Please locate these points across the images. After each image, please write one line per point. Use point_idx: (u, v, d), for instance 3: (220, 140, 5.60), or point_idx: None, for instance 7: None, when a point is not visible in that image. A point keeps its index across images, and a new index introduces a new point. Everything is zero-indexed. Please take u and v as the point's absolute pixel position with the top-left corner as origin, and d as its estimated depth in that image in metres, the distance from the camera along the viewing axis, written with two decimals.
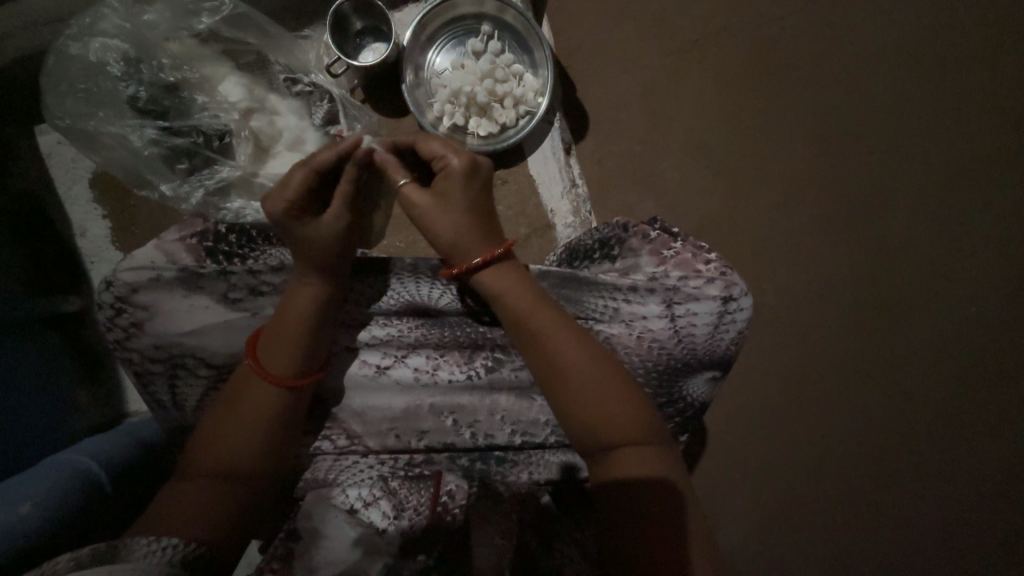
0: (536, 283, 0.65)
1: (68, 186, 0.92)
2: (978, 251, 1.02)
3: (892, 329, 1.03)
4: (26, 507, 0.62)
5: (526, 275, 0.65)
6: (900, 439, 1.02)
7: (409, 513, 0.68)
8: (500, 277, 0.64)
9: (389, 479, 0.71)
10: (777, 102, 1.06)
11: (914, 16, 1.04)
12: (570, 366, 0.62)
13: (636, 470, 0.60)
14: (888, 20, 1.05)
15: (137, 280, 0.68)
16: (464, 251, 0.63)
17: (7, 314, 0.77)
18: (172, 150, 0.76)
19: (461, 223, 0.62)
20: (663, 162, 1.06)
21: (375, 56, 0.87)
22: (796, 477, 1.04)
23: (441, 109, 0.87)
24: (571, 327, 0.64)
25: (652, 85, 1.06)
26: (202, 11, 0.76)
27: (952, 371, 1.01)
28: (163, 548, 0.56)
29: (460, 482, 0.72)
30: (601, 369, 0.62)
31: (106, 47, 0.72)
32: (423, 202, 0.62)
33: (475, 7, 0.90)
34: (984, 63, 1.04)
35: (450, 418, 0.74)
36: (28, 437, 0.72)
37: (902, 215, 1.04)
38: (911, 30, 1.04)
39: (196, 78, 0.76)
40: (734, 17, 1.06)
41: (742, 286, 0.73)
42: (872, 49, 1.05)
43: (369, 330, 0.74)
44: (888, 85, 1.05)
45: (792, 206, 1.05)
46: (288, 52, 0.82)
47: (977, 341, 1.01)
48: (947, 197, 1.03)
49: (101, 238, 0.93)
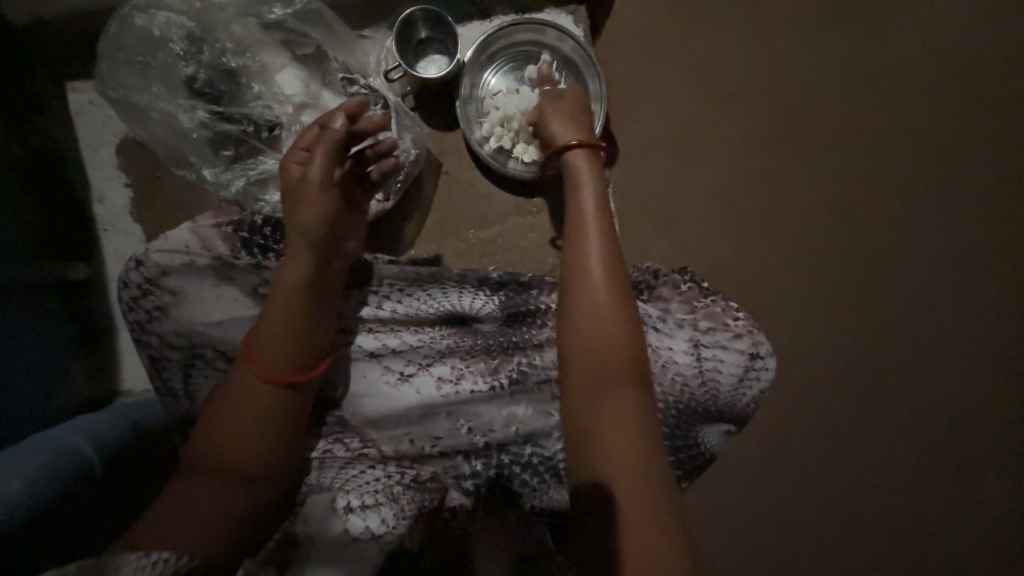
0: (600, 191, 0.71)
1: (92, 150, 0.88)
2: (987, 336, 1.03)
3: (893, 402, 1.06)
4: (15, 485, 0.58)
5: (598, 177, 0.73)
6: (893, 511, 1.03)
7: (408, 521, 0.67)
8: (581, 166, 0.73)
9: (395, 486, 0.70)
10: (812, 165, 1.08)
11: (949, 101, 1.08)
12: (583, 226, 0.68)
13: (603, 389, 0.60)
14: (926, 101, 1.08)
15: (169, 263, 0.67)
16: (562, 137, 0.76)
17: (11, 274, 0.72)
18: (220, 136, 0.73)
19: (571, 120, 0.77)
20: (693, 209, 1.08)
21: (437, 69, 0.87)
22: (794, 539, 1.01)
23: (491, 130, 0.88)
24: (599, 206, 0.70)
25: (692, 135, 1.08)
26: (275, 1, 0.74)
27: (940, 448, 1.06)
28: (154, 562, 0.54)
29: (464, 500, 0.73)
30: (603, 241, 0.68)
31: (169, 23, 0.70)
32: (549, 102, 0.80)
33: (536, 35, 0.90)
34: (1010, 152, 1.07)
35: (465, 425, 0.74)
36: (17, 405, 0.68)
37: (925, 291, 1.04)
38: (944, 114, 1.08)
39: (256, 66, 0.74)
40: (780, 80, 1.09)
41: (768, 346, 0.75)
42: (908, 126, 1.08)
43: (399, 335, 0.76)
44: (918, 163, 1.07)
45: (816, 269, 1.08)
46: (349, 52, 0.80)
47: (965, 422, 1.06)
48: (965, 277, 1.04)
49: (119, 207, 0.89)
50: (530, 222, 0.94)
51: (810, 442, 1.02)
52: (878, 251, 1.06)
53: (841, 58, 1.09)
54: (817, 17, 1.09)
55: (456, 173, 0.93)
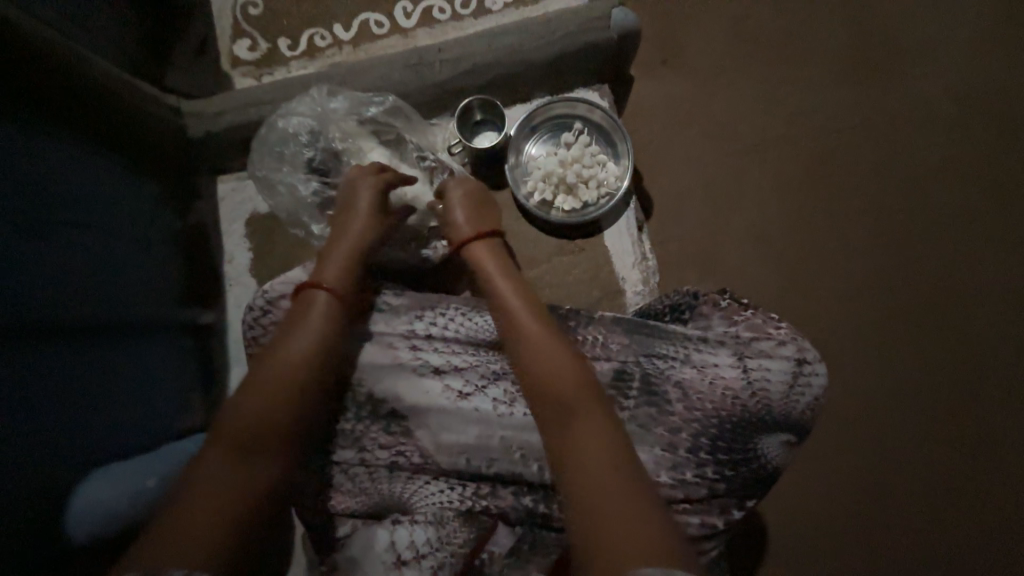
0: (500, 258, 0.83)
1: (228, 222, 1.14)
2: (994, 341, 1.13)
3: (936, 425, 1.12)
4: (152, 480, 0.76)
5: (496, 248, 0.84)
6: (929, 518, 1.09)
7: (449, 546, 0.72)
8: (479, 250, 0.84)
9: (448, 511, 0.75)
10: (834, 202, 1.18)
11: (948, 134, 1.19)
12: (495, 288, 0.79)
13: (570, 414, 0.64)
14: (929, 137, 1.19)
15: (285, 289, 0.81)
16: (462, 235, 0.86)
17: (161, 315, 0.95)
18: (326, 199, 0.95)
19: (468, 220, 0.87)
20: (722, 244, 1.17)
21: (488, 141, 1.08)
22: (824, 544, 1.09)
23: (534, 185, 1.05)
24: (502, 267, 0.81)
25: (716, 179, 1.19)
26: (372, 104, 0.99)
27: (980, 462, 1.10)
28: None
29: (505, 542, 0.75)
30: (520, 294, 0.77)
31: (300, 123, 0.96)
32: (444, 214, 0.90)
33: (569, 109, 1.09)
34: (1006, 174, 1.18)
35: (518, 452, 0.75)
36: (155, 420, 0.87)
37: (939, 304, 1.15)
38: (945, 145, 1.19)
39: (353, 149, 0.97)
40: (794, 127, 1.20)
41: (814, 352, 0.76)
42: (913, 160, 1.19)
43: (459, 354, 0.79)
44: (924, 192, 1.18)
45: (846, 298, 1.15)
46: (421, 135, 1.03)
47: (1009, 443, 1.11)
48: (972, 290, 1.15)
49: (243, 265, 1.13)
50: (573, 261, 1.09)
51: (832, 453, 1.12)
52: (895, 272, 1.16)
53: (852, 107, 1.20)
54: (828, 71, 1.21)
55: (506, 223, 1.10)
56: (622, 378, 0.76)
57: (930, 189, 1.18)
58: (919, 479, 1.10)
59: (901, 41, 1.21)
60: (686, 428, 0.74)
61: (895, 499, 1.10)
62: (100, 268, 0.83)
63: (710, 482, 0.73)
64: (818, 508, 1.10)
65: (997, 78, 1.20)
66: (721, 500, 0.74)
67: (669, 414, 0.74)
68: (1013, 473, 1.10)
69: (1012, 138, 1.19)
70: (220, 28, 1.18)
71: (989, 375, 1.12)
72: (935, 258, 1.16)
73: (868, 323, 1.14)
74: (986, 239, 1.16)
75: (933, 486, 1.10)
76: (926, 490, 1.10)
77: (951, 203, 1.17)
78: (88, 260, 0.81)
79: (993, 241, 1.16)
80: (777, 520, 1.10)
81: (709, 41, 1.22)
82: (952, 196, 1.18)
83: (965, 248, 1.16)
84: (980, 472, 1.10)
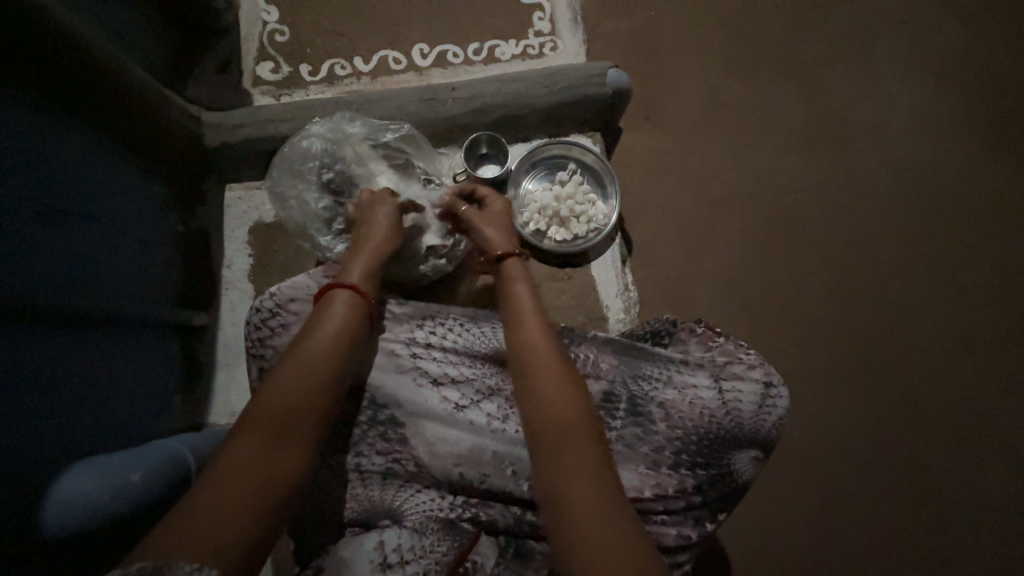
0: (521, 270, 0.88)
1: (233, 228, 1.18)
2: (928, 385, 1.26)
3: (881, 460, 1.22)
4: (137, 475, 0.73)
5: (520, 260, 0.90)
6: (870, 546, 1.18)
7: (433, 555, 0.72)
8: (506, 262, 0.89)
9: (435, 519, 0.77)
10: (792, 251, 1.32)
11: (886, 201, 1.37)
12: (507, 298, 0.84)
13: (564, 437, 0.67)
14: (871, 201, 1.37)
15: (294, 293, 0.85)
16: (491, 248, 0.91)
17: (147, 311, 0.96)
18: (334, 214, 1.02)
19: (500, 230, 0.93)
20: (694, 281, 1.28)
21: (491, 172, 1.17)
22: (775, 566, 1.16)
23: (529, 216, 1.14)
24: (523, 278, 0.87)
25: (690, 223, 1.32)
26: (388, 130, 1.07)
27: (917, 495, 1.20)
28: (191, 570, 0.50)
29: (484, 560, 0.75)
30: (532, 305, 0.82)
31: (315, 143, 1.03)
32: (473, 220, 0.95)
33: (562, 150, 1.20)
34: (935, 239, 1.36)
35: (509, 468, 0.79)
36: (127, 416, 0.87)
37: (881, 348, 1.28)
38: (884, 209, 1.37)
39: (364, 170, 1.03)
40: (759, 183, 1.36)
41: (779, 377, 0.84)
42: (858, 220, 1.36)
43: (457, 367, 0.84)
44: (867, 248, 1.34)
45: (801, 337, 1.27)
46: (429, 161, 1.11)
47: (945, 480, 1.21)
48: (909, 337, 1.29)
49: (240, 271, 1.17)
50: (561, 287, 1.18)
51: (786, 479, 1.20)
52: (843, 317, 1.29)
53: (808, 171, 1.38)
54: (788, 139, 1.39)
55: None
56: (610, 400, 0.82)
57: (873, 247, 1.34)
58: (863, 509, 1.19)
59: (848, 119, 1.41)
60: (668, 446, 0.80)
61: (841, 526, 1.18)
62: (93, 260, 0.86)
63: (688, 496, 0.79)
64: (772, 531, 1.17)
65: (925, 158, 1.40)
66: (696, 513, 0.80)
67: (654, 434, 0.80)
68: (945, 507, 1.20)
69: (940, 209, 1.37)
70: (244, 49, 1.25)
71: (924, 415, 1.25)
72: (877, 307, 1.31)
73: (820, 361, 1.26)
74: (920, 294, 1.32)
75: (875, 515, 1.19)
76: (869, 520, 1.19)
77: (889, 260, 1.34)
78: (84, 252, 0.84)
79: (925, 296, 1.32)
80: (734, 540, 1.17)
81: (688, 104, 1.38)
82: (891, 254, 1.34)
83: (902, 300, 1.31)
84: (917, 505, 1.20)
